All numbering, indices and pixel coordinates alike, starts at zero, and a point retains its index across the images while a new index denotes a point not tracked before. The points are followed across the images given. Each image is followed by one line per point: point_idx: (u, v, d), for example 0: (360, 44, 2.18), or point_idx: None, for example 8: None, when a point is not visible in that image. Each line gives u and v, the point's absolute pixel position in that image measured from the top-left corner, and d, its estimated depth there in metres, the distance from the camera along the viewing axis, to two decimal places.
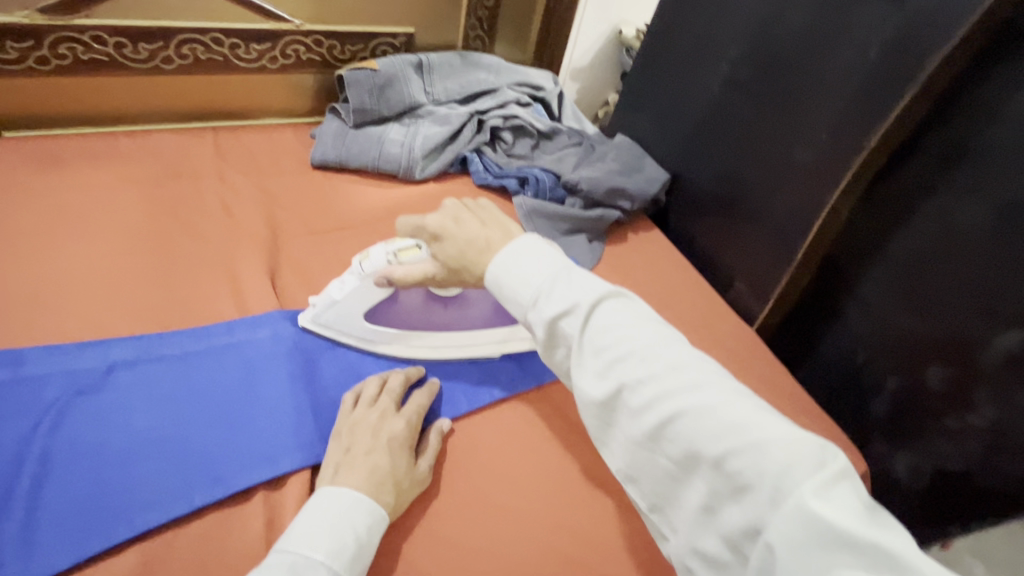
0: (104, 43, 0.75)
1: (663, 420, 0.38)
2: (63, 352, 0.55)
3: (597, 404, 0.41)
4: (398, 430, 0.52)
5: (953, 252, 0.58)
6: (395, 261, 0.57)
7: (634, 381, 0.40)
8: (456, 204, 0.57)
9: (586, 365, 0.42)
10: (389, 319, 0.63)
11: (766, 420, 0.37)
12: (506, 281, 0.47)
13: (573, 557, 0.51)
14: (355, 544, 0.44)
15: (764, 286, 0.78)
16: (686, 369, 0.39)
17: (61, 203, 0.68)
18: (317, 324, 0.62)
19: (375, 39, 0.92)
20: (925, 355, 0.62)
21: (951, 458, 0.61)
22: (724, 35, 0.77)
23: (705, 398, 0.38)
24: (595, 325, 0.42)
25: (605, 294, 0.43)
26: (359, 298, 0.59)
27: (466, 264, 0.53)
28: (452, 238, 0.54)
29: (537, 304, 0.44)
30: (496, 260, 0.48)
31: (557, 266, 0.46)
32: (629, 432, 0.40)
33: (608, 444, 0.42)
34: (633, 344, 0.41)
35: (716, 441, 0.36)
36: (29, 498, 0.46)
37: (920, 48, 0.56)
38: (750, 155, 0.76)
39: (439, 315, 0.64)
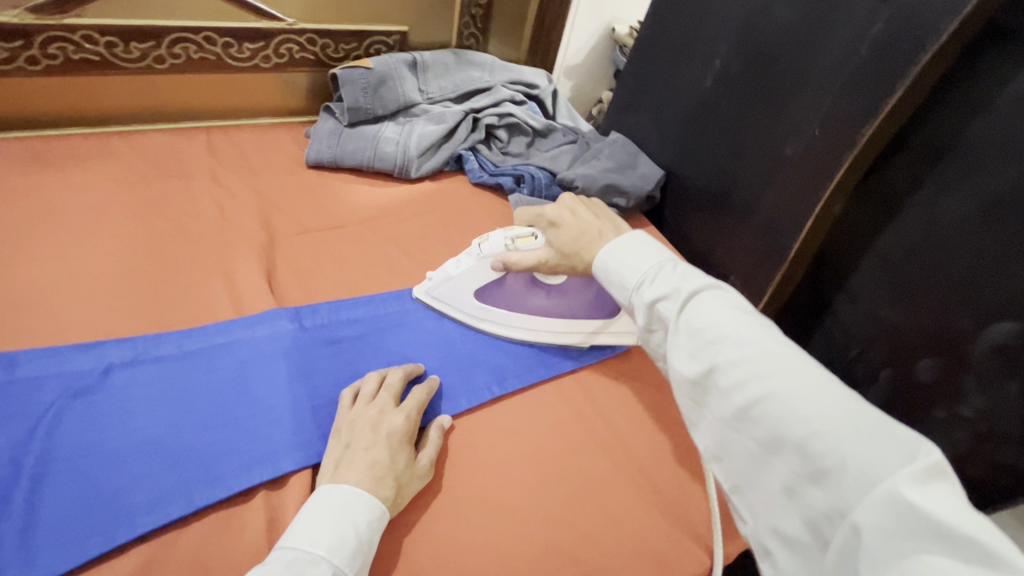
0: (96, 43, 0.74)
1: (753, 401, 0.41)
2: (59, 354, 0.54)
3: (689, 383, 0.45)
4: (397, 425, 0.52)
5: (940, 245, 0.59)
6: (514, 246, 0.64)
7: (727, 364, 0.43)
8: (571, 198, 0.65)
9: (680, 347, 0.46)
10: (497, 299, 0.68)
11: (853, 410, 0.38)
12: (611, 267, 0.54)
13: (572, 552, 0.51)
14: (356, 538, 0.44)
15: (757, 281, 0.79)
16: (781, 357, 0.42)
17: (52, 204, 0.68)
18: (429, 296, 0.68)
19: (369, 38, 0.91)
20: (915, 348, 0.63)
21: (940, 448, 0.62)
22: (716, 31, 0.78)
23: (794, 383, 0.40)
24: (693, 311, 0.46)
25: (704, 287, 0.47)
26: (473, 276, 0.66)
27: (577, 249, 0.60)
28: (567, 227, 0.62)
29: (640, 290, 0.50)
30: (603, 250, 0.55)
31: (658, 259, 0.52)
32: (718, 412, 0.43)
33: (697, 424, 0.46)
34: (730, 330, 0.44)
35: (801, 424, 0.38)
36: (28, 500, 0.45)
37: (906, 44, 0.57)
38: (743, 151, 0.77)
39: (538, 300, 0.68)
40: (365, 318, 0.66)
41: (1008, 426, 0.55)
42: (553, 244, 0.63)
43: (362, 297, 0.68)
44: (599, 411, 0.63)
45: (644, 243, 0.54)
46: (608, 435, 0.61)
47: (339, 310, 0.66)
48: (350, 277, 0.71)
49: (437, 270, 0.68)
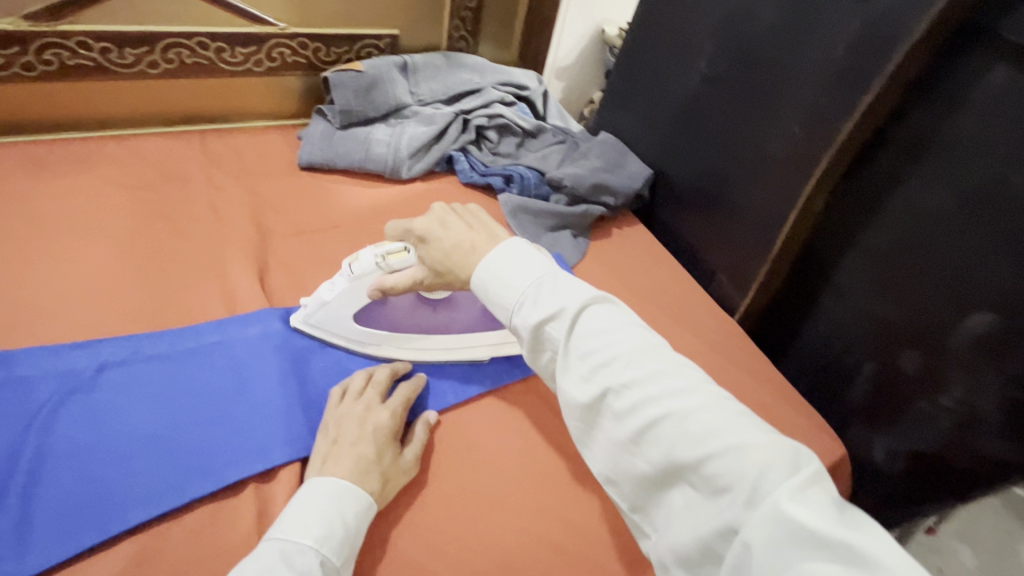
0: (90, 49, 0.76)
1: (647, 424, 0.40)
2: (55, 352, 0.56)
3: (582, 408, 0.43)
4: (383, 421, 0.53)
5: (919, 239, 0.61)
6: (384, 263, 0.58)
7: (620, 386, 0.42)
8: (442, 209, 0.59)
9: (571, 370, 0.44)
10: (382, 320, 0.64)
11: (744, 425, 0.39)
12: (492, 284, 0.49)
13: (558, 542, 0.52)
14: (343, 528, 0.45)
15: (745, 276, 0.79)
16: (670, 376, 0.42)
17: (49, 207, 0.69)
18: (308, 325, 0.62)
19: (359, 41, 0.93)
20: (899, 340, 0.64)
21: (925, 438, 0.63)
22: (701, 32, 0.79)
23: (687, 402, 0.40)
24: (581, 332, 0.45)
25: (588, 302, 0.46)
26: (348, 299, 0.60)
27: (451, 266, 0.55)
28: (437, 241, 0.56)
29: (523, 311, 0.47)
30: (483, 264, 0.50)
31: (541, 272, 0.48)
32: (612, 435, 0.42)
33: (590, 447, 0.44)
34: (620, 350, 0.43)
35: (695, 445, 0.38)
36: (25, 493, 0.47)
37: (882, 42, 0.58)
38: (729, 149, 0.78)
39: (427, 318, 0.65)
40: None
41: (989, 415, 0.56)
42: (424, 261, 0.57)
43: None
44: None
45: (524, 256, 0.50)
46: None
47: None
48: None
49: (312, 295, 0.61)
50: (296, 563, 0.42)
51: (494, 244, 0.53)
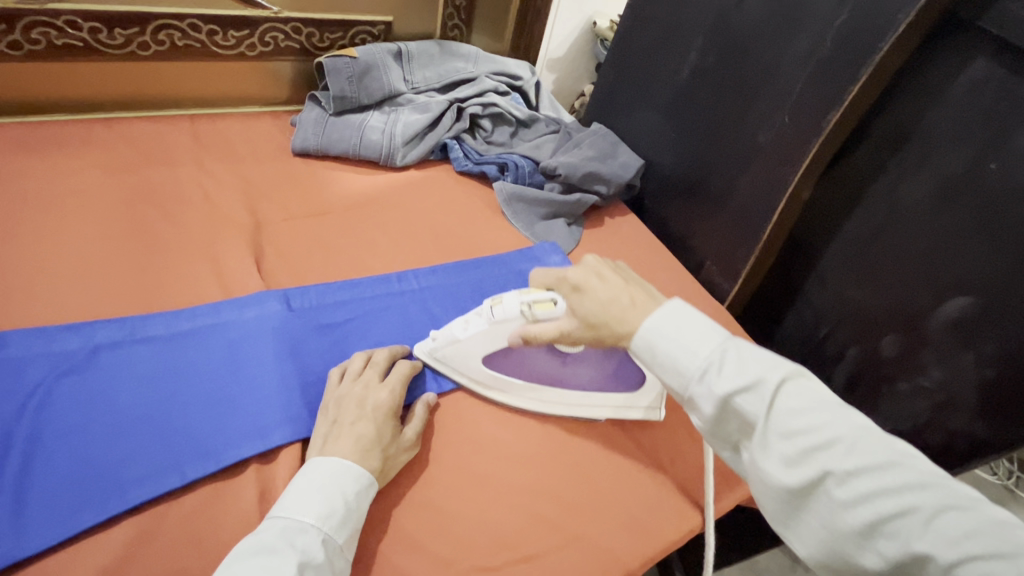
0: (79, 28, 0.74)
1: (879, 516, 0.36)
2: (46, 334, 0.55)
3: (788, 491, 0.40)
4: (382, 399, 0.54)
5: (901, 227, 0.63)
6: (530, 312, 0.56)
7: (841, 472, 0.38)
8: (597, 260, 0.56)
9: (772, 448, 0.40)
10: (508, 366, 0.61)
11: (1004, 528, 0.34)
12: (662, 347, 0.46)
13: (555, 519, 0.54)
14: (344, 507, 0.46)
15: (732, 264, 0.82)
16: (903, 465, 0.37)
17: (35, 189, 0.68)
18: (432, 358, 0.61)
19: (353, 27, 0.92)
20: (881, 326, 0.66)
21: (902, 419, 0.65)
22: (691, 25, 0.81)
23: (928, 497, 0.36)
24: (781, 407, 0.41)
25: (787, 373, 0.42)
26: (482, 342, 0.59)
27: (606, 321, 0.50)
28: (593, 292, 0.52)
29: (708, 380, 0.43)
30: (648, 323, 0.47)
31: (720, 336, 0.45)
32: (832, 523, 0.38)
33: (794, 529, 0.41)
34: (835, 431, 0.39)
35: (943, 546, 0.34)
36: (20, 475, 0.46)
37: (868, 35, 0.60)
38: (717, 139, 0.80)
39: (553, 369, 0.61)
40: (352, 301, 0.67)
41: (964, 395, 0.59)
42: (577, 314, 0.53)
43: (349, 280, 0.70)
44: None
45: (697, 318, 0.47)
46: None
47: (326, 293, 0.67)
48: (337, 262, 0.72)
49: (443, 329, 0.60)
50: (299, 540, 0.43)
51: (657, 306, 0.49)
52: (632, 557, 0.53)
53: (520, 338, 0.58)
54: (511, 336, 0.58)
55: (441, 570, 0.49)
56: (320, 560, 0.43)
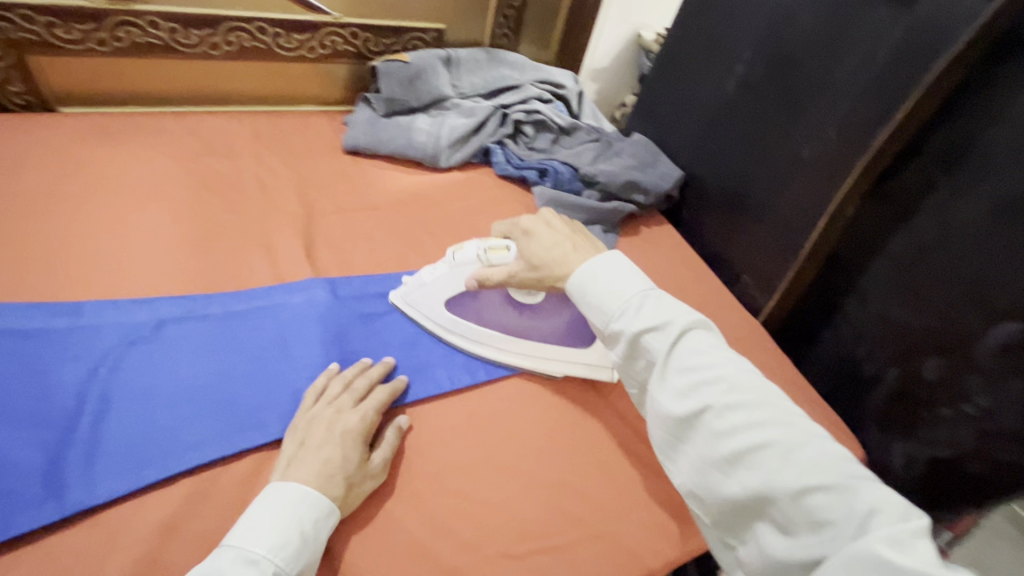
0: (159, 28, 0.80)
1: (744, 445, 0.43)
2: (118, 307, 0.59)
3: (674, 420, 0.47)
4: (352, 425, 0.52)
5: (950, 248, 0.62)
6: (484, 256, 0.63)
7: (719, 406, 0.45)
8: (549, 212, 0.63)
9: (667, 382, 0.47)
10: (468, 312, 0.67)
11: (846, 465, 0.40)
12: (590, 288, 0.53)
13: (580, 515, 0.54)
14: (299, 538, 0.44)
15: (771, 278, 0.82)
16: (772, 406, 0.44)
17: (111, 174, 0.73)
18: (402, 302, 0.68)
19: (407, 33, 0.96)
20: (924, 348, 0.65)
21: (944, 445, 0.63)
22: (737, 38, 0.82)
23: (788, 435, 0.43)
24: (681, 348, 0.48)
25: (692, 323, 0.49)
26: (442, 285, 0.65)
27: (546, 261, 0.58)
28: (540, 238, 0.60)
29: (625, 318, 0.50)
30: (586, 267, 0.54)
31: (641, 284, 0.52)
32: (705, 451, 0.45)
33: (675, 459, 0.48)
34: (721, 372, 0.46)
35: (788, 471, 0.41)
36: (91, 430, 0.50)
37: (924, 52, 0.61)
38: (760, 153, 0.80)
39: (510, 319, 0.66)
40: (393, 293, 0.70)
41: (1012, 424, 0.57)
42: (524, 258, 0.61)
43: (391, 274, 0.73)
44: (609, 390, 0.66)
45: (625, 267, 0.54)
46: (617, 413, 0.64)
47: (370, 284, 0.70)
48: (380, 255, 0.75)
49: (414, 275, 0.68)
50: (248, 573, 0.41)
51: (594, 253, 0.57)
52: (653, 556, 0.53)
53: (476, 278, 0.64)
54: (467, 279, 0.64)
55: (466, 553, 0.50)
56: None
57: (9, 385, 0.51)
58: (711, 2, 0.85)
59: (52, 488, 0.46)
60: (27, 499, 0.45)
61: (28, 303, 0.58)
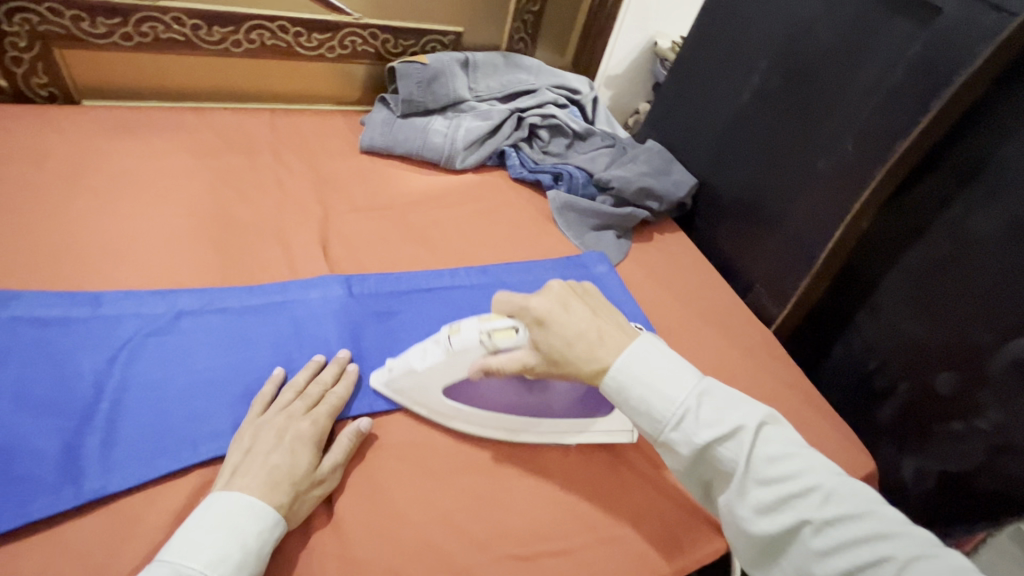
0: (183, 25, 0.81)
1: (852, 563, 0.41)
2: (136, 297, 0.60)
3: (767, 537, 0.44)
4: (304, 430, 0.51)
5: (965, 263, 0.62)
6: (489, 342, 0.52)
7: (815, 520, 0.42)
8: (561, 288, 0.54)
9: (751, 497, 0.45)
10: (468, 393, 0.58)
11: (960, 569, 0.39)
12: (638, 394, 0.48)
13: (591, 518, 0.55)
14: (240, 550, 0.42)
15: (782, 288, 0.82)
16: (870, 512, 0.42)
17: (132, 166, 0.74)
18: (388, 388, 0.58)
19: (425, 36, 0.98)
20: (934, 361, 0.65)
21: (954, 459, 0.63)
22: (754, 48, 0.82)
23: (894, 543, 0.40)
24: (759, 455, 0.45)
25: (763, 424, 0.46)
26: (439, 374, 0.55)
27: (568, 357, 0.50)
28: (560, 327, 0.51)
29: (691, 431, 0.46)
30: (630, 371, 0.48)
31: (697, 383, 0.48)
32: (805, 568, 0.43)
33: (771, 574, 0.45)
34: (808, 480, 0.43)
35: None
36: (109, 419, 0.51)
37: (942, 66, 0.61)
38: (775, 163, 0.80)
39: (519, 396, 0.59)
40: (407, 292, 0.70)
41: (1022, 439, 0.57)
42: (539, 347, 0.52)
43: (406, 273, 0.73)
44: None
45: (672, 361, 0.49)
46: None
47: (385, 282, 0.70)
48: (395, 254, 0.76)
49: (400, 358, 0.57)
50: None
51: (625, 343, 0.50)
52: (663, 561, 0.53)
53: (482, 367, 0.54)
54: (471, 367, 0.54)
55: (477, 551, 0.51)
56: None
57: (28, 371, 0.52)
58: (728, 12, 0.86)
59: (69, 474, 0.47)
60: (45, 484, 0.46)
61: (48, 291, 0.58)
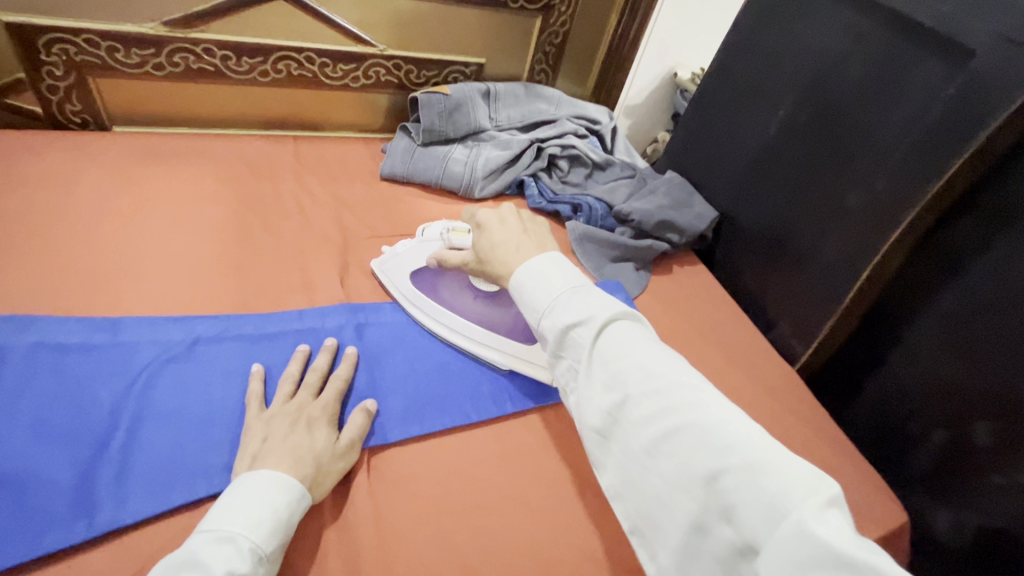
0: (213, 55, 0.83)
1: (665, 433, 0.43)
2: (155, 324, 0.60)
3: (602, 414, 0.46)
4: (318, 413, 0.54)
5: (1006, 308, 0.59)
6: (447, 237, 0.71)
7: (638, 396, 0.45)
8: (508, 208, 0.65)
9: (592, 377, 0.47)
10: (430, 291, 0.70)
11: (761, 441, 0.41)
12: (524, 288, 0.54)
13: (607, 562, 0.54)
14: (273, 517, 0.44)
15: (808, 326, 0.80)
16: (690, 389, 0.44)
17: (157, 191, 0.75)
18: (379, 269, 0.72)
19: (448, 66, 0.99)
20: (973, 410, 0.62)
21: (997, 515, 0.60)
22: (781, 85, 0.82)
23: (706, 415, 0.42)
24: (604, 339, 0.48)
25: (617, 313, 0.49)
26: (414, 257, 0.72)
27: (491, 254, 0.60)
28: (489, 232, 0.62)
29: (553, 313, 0.50)
30: (521, 269, 0.55)
31: (571, 280, 0.52)
32: (628, 444, 0.45)
33: (602, 458, 0.47)
34: (641, 361, 0.46)
35: (714, 458, 0.40)
36: (122, 448, 0.50)
37: (979, 109, 0.60)
38: (802, 198, 0.79)
39: (464, 302, 0.70)
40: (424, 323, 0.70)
41: None
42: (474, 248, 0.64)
43: None
44: None
45: (555, 264, 0.54)
46: None
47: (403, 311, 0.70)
48: None
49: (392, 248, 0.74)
50: (223, 550, 0.41)
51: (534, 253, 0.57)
52: None
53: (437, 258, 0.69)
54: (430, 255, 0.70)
55: None
56: (245, 571, 0.41)
57: (46, 400, 0.52)
58: (752, 47, 0.86)
59: (82, 506, 0.46)
60: (58, 517, 0.45)
61: (69, 317, 0.59)
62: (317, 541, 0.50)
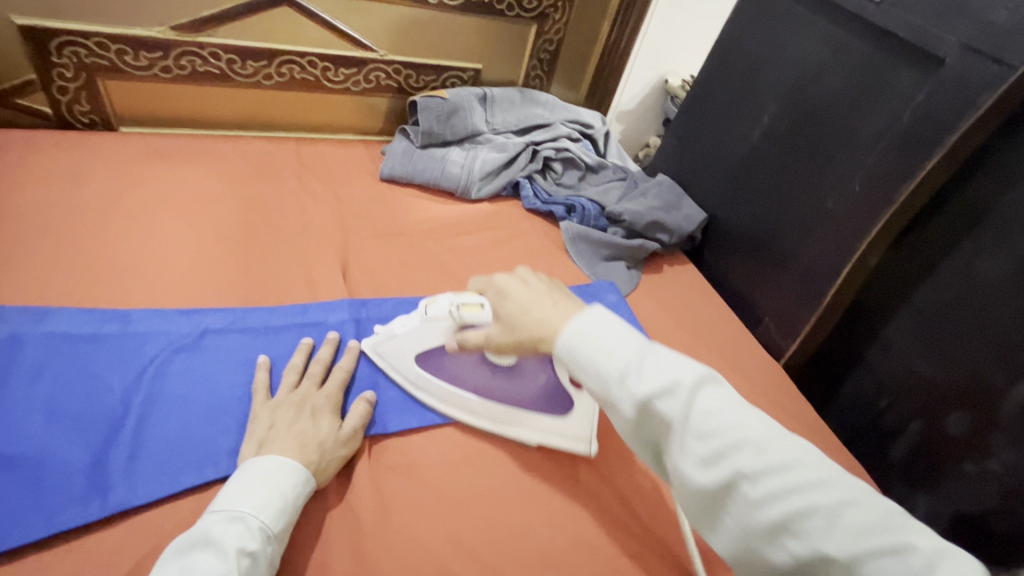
0: (219, 59, 0.86)
1: (788, 514, 0.39)
2: (164, 316, 0.62)
3: (705, 490, 0.42)
4: (321, 401, 0.56)
5: (977, 304, 0.62)
6: (457, 314, 0.57)
7: (752, 473, 0.40)
8: (525, 271, 0.57)
9: (688, 451, 0.42)
10: (440, 369, 0.63)
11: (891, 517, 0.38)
12: (582, 352, 0.47)
13: (598, 545, 0.56)
14: (280, 499, 0.47)
15: (792, 323, 0.84)
16: (806, 463, 0.41)
17: (164, 190, 0.78)
18: (374, 352, 0.64)
19: (446, 72, 1.02)
20: (947, 402, 0.65)
21: (969, 501, 0.63)
22: (764, 92, 0.85)
23: (833, 494, 0.39)
24: (698, 407, 0.43)
25: (702, 378, 0.44)
26: (416, 337, 0.61)
27: (526, 322, 0.51)
28: (516, 298, 0.54)
29: (627, 382, 0.44)
30: (568, 329, 0.48)
31: (635, 339, 0.46)
32: (744, 523, 0.41)
33: (710, 528, 0.43)
34: (747, 433, 0.41)
35: (851, 541, 0.37)
36: (134, 433, 0.52)
37: (945, 115, 0.63)
38: (785, 200, 0.82)
39: (481, 377, 0.63)
40: None
41: None
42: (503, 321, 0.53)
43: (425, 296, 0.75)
44: None
45: (611, 321, 0.48)
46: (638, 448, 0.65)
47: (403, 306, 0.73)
48: (412, 277, 0.78)
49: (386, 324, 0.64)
50: (233, 528, 0.43)
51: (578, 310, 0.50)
52: None
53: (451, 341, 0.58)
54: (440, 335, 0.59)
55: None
56: (255, 547, 0.43)
57: (60, 387, 0.54)
58: (737, 57, 0.89)
59: (97, 487, 0.48)
60: (74, 497, 0.47)
61: (81, 309, 0.61)
62: (320, 523, 0.52)
